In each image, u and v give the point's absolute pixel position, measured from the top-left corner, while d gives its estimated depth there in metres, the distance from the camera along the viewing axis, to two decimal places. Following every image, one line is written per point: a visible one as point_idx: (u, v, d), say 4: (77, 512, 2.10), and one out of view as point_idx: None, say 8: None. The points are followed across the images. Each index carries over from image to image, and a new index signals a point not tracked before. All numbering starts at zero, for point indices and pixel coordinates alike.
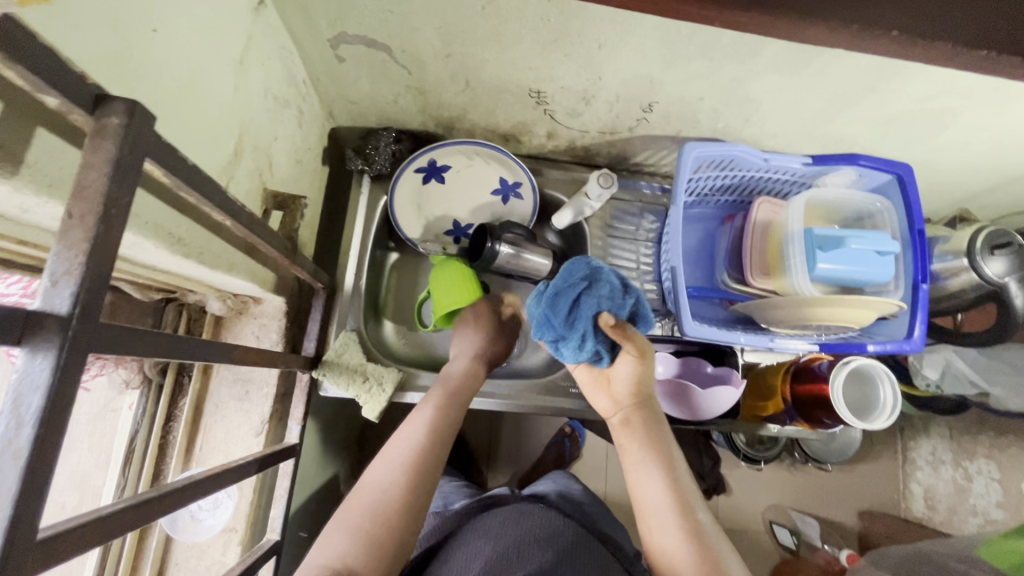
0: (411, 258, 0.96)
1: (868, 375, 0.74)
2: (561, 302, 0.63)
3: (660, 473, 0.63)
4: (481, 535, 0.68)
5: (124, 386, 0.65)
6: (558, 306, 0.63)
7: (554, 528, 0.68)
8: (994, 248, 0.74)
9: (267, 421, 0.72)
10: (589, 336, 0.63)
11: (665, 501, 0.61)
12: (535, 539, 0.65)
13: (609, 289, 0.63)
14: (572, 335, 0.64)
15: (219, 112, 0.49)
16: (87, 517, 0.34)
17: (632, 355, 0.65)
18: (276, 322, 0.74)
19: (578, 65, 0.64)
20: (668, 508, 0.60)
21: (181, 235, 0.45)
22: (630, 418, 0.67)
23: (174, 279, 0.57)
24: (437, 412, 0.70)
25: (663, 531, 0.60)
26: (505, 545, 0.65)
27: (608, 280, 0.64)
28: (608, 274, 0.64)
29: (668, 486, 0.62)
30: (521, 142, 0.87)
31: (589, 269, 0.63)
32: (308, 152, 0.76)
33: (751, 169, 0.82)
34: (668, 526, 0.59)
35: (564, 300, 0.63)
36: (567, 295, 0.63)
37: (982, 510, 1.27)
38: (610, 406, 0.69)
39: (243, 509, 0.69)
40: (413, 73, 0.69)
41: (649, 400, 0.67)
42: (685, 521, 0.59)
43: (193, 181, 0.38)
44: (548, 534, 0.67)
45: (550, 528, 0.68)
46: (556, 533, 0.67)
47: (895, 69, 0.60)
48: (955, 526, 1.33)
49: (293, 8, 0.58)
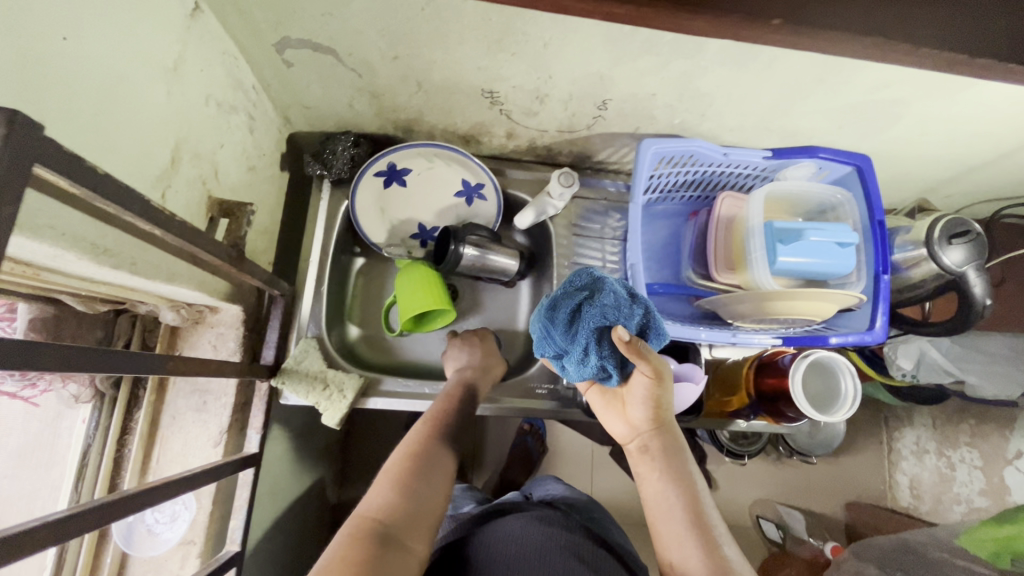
0: (378, 262, 0.95)
1: (830, 368, 0.74)
2: (562, 316, 0.62)
3: (681, 500, 0.61)
4: (498, 544, 0.65)
5: (75, 401, 0.64)
6: (558, 320, 0.63)
7: (573, 537, 0.66)
8: (951, 238, 0.74)
9: (225, 431, 0.71)
10: (591, 351, 0.60)
11: (688, 529, 0.59)
12: (558, 548, 0.63)
13: (613, 299, 0.60)
14: (574, 349, 0.62)
15: (150, 119, 0.48)
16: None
17: (647, 374, 0.62)
18: (233, 331, 0.73)
19: (527, 64, 0.64)
20: (690, 532, 0.58)
21: (107, 245, 0.44)
22: (649, 444, 0.66)
23: (117, 290, 0.56)
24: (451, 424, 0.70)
25: (684, 556, 0.57)
26: (526, 556, 0.62)
27: (612, 289, 0.61)
28: (611, 283, 0.62)
29: (689, 513, 0.60)
30: (482, 143, 0.86)
31: (590, 279, 0.62)
32: (263, 158, 0.76)
33: (712, 164, 0.81)
34: (689, 550, 0.57)
35: (565, 312, 0.62)
36: (569, 306, 0.62)
37: (966, 498, 1.27)
38: (628, 432, 0.69)
39: (201, 521, 0.68)
40: (363, 76, 0.68)
41: (669, 428, 0.66)
42: (709, 550, 0.57)
43: (105, 191, 0.37)
44: (569, 543, 0.64)
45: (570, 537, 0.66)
46: (576, 543, 0.65)
47: (841, 61, 0.60)
48: (941, 515, 1.32)
49: (232, 13, 0.57)
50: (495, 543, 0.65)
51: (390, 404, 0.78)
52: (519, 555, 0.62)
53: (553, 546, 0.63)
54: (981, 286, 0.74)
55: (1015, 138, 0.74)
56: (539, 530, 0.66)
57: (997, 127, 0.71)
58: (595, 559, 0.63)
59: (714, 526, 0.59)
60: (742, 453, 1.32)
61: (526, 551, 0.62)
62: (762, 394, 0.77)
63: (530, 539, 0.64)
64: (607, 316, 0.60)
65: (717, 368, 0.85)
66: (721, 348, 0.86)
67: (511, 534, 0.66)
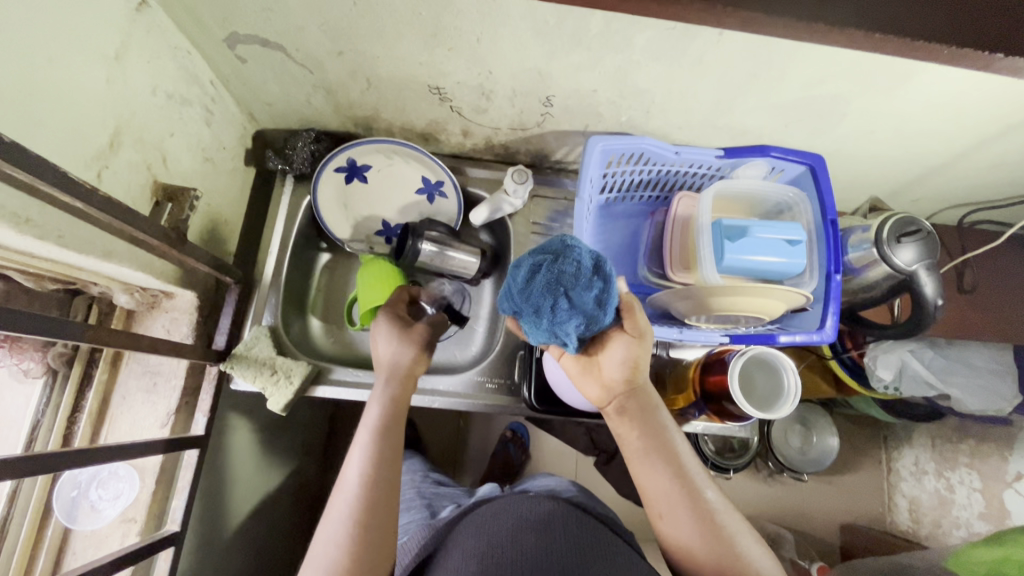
0: (343, 258, 0.96)
1: (772, 365, 0.74)
2: (521, 273, 0.53)
3: (670, 478, 0.59)
4: (468, 538, 0.61)
5: (25, 375, 0.66)
6: (517, 275, 0.54)
7: (549, 514, 0.61)
8: (901, 237, 0.73)
9: (173, 413, 0.74)
10: (544, 316, 0.53)
11: (681, 503, 0.58)
12: (529, 533, 0.58)
13: (576, 267, 0.51)
14: (527, 311, 0.54)
15: (85, 103, 0.51)
16: None
17: (630, 338, 0.59)
18: (186, 316, 0.75)
19: (465, 59, 0.66)
20: (685, 510, 0.58)
21: (33, 217, 0.47)
22: (625, 406, 0.62)
23: (62, 267, 0.59)
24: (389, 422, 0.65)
25: (685, 533, 0.58)
26: (494, 546, 0.57)
27: (577, 258, 0.51)
28: (580, 250, 0.52)
29: (683, 493, 0.59)
30: (441, 141, 0.88)
31: (559, 242, 0.52)
32: (223, 151, 0.79)
33: (665, 163, 0.81)
34: (688, 527, 0.58)
35: (524, 269, 0.53)
36: (528, 266, 0.53)
37: (965, 523, 1.17)
38: (603, 394, 0.64)
39: (144, 500, 0.71)
40: (314, 73, 0.71)
41: (642, 388, 0.62)
42: (706, 522, 0.58)
43: (13, 157, 0.39)
44: (544, 523, 0.60)
45: (546, 515, 0.61)
46: (553, 519, 0.60)
47: (770, 56, 0.60)
48: (937, 539, 1.21)
49: (180, 9, 0.60)
50: (466, 539, 0.61)
51: (339, 393, 0.78)
52: (487, 545, 0.58)
53: (523, 530, 0.59)
54: (932, 286, 0.73)
55: (967, 137, 0.73)
56: (510, 517, 0.62)
57: (944, 125, 0.71)
58: (575, 537, 0.58)
59: (708, 500, 0.59)
60: (728, 468, 1.17)
61: (491, 542, 0.58)
62: (709, 394, 0.75)
63: (499, 528, 0.60)
64: (579, 277, 0.51)
65: (673, 368, 0.86)
66: (678, 348, 0.86)
67: (481, 528, 0.62)
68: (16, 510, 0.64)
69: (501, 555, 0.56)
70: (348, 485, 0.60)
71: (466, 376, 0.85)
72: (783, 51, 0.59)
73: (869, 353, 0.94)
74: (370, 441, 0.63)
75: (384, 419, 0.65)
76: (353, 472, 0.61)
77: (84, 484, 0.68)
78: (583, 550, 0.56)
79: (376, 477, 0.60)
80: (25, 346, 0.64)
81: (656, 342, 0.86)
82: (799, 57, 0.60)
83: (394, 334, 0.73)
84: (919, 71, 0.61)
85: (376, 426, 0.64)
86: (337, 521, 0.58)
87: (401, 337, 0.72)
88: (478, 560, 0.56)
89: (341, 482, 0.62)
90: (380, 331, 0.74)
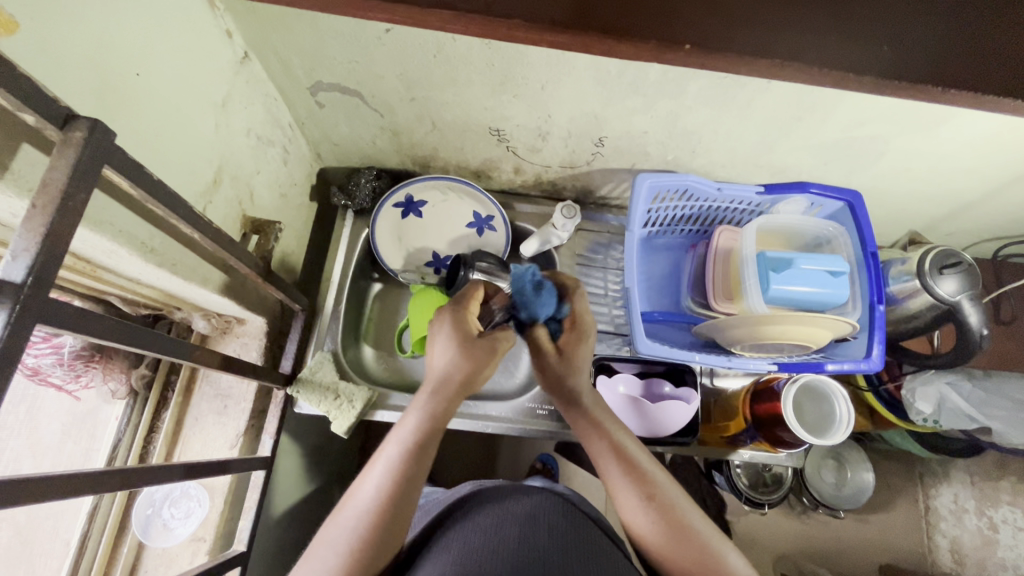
0: (395, 288, 0.97)
1: (826, 394, 0.79)
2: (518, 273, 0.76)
3: (617, 470, 0.59)
4: (449, 531, 0.57)
5: (112, 396, 0.74)
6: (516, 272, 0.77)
7: (534, 510, 0.58)
8: (943, 269, 0.75)
9: (241, 435, 0.77)
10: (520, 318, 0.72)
11: (629, 491, 0.58)
12: (513, 526, 0.55)
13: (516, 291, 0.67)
14: None
15: (195, 145, 0.58)
16: (27, 475, 0.39)
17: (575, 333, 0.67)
18: (256, 341, 0.80)
19: (527, 105, 0.71)
20: (635, 498, 0.57)
21: (154, 246, 0.52)
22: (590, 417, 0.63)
23: (159, 295, 0.64)
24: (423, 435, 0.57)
25: (638, 521, 0.57)
26: (474, 538, 0.53)
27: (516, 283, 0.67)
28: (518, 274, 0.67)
29: (633, 484, 0.58)
30: (493, 178, 0.94)
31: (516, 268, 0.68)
32: (294, 188, 0.85)
33: (707, 199, 0.85)
34: (640, 513, 0.57)
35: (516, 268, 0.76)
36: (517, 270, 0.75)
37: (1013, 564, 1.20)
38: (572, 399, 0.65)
39: (213, 520, 0.74)
40: (385, 116, 0.77)
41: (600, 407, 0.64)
42: (659, 513, 0.56)
43: (158, 194, 0.44)
44: (529, 518, 0.56)
45: (530, 513, 0.57)
46: (538, 514, 0.57)
47: (814, 99, 0.65)
48: None
49: (275, 62, 0.67)
50: (448, 531, 0.57)
51: (397, 417, 0.80)
52: (466, 536, 0.54)
53: (507, 524, 0.55)
54: (976, 316, 0.75)
55: (1004, 174, 0.76)
56: (493, 511, 0.58)
57: (980, 163, 0.74)
58: (561, 536, 0.54)
59: (662, 490, 0.57)
60: (765, 503, 1.07)
61: (476, 532, 0.54)
62: (761, 420, 0.79)
63: (480, 521, 0.56)
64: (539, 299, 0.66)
65: (718, 398, 0.89)
66: (722, 378, 0.89)
67: (462, 519, 0.58)
68: (94, 529, 0.71)
69: (482, 548, 0.52)
70: (363, 497, 0.53)
71: (518, 403, 0.87)
72: (830, 97, 0.64)
73: (906, 385, 0.92)
74: (400, 452, 0.55)
75: (423, 431, 0.57)
76: (369, 485, 0.54)
77: (158, 502, 0.73)
78: (565, 550, 0.52)
79: (398, 495, 0.53)
80: (112, 369, 0.71)
81: (702, 371, 0.90)
82: (842, 101, 0.65)
83: (462, 343, 0.61)
84: (956, 113, 0.65)
85: (411, 440, 0.56)
86: (342, 531, 0.51)
87: (462, 350, 0.61)
88: (456, 552, 0.52)
89: (350, 496, 0.54)
90: (439, 339, 0.63)
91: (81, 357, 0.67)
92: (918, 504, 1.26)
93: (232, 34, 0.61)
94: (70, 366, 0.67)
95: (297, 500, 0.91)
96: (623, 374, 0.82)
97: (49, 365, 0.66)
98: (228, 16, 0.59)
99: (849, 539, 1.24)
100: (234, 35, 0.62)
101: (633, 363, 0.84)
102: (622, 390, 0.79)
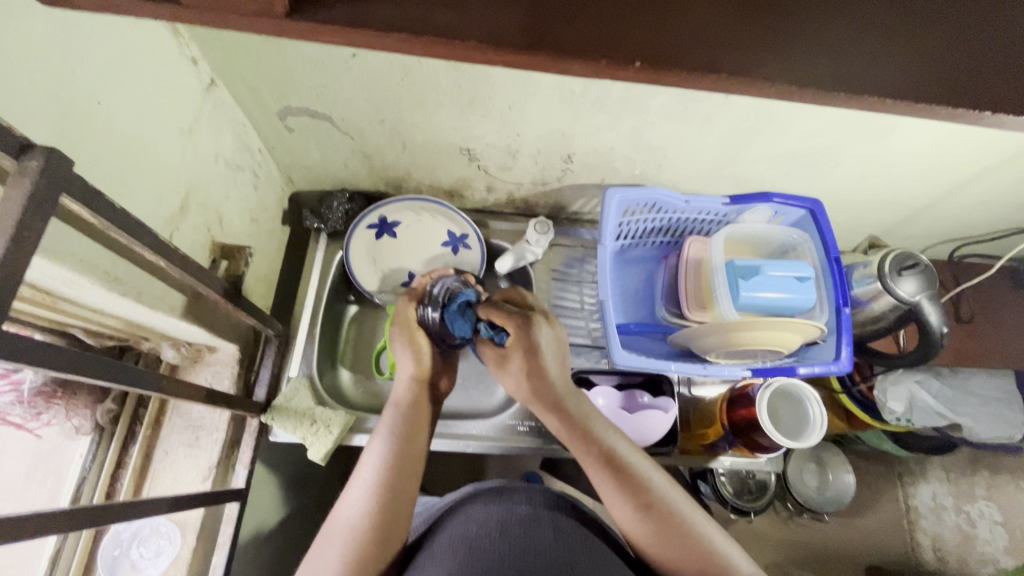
0: (371, 310, 0.96)
1: (797, 397, 0.81)
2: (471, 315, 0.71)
3: (602, 474, 0.58)
4: (452, 530, 0.55)
5: (76, 433, 0.72)
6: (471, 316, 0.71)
7: (537, 510, 0.57)
8: (902, 270, 0.78)
9: (214, 466, 0.76)
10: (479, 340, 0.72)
11: (621, 499, 0.57)
12: (517, 527, 0.53)
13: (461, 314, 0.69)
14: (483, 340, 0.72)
15: (161, 172, 0.57)
16: None
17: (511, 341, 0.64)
18: (228, 369, 0.79)
19: (496, 124, 0.73)
20: (628, 506, 0.57)
21: (118, 274, 0.51)
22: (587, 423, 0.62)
23: (127, 325, 0.63)
24: (409, 433, 0.59)
25: (647, 538, 0.56)
26: (480, 538, 0.52)
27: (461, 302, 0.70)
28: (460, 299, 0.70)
29: (635, 490, 0.57)
30: (466, 197, 0.95)
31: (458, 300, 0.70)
32: (264, 213, 0.84)
33: (676, 211, 0.87)
34: (647, 531, 0.56)
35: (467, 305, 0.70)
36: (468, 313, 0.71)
37: (991, 557, 1.21)
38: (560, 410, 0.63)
39: (184, 556, 0.72)
40: (355, 139, 0.77)
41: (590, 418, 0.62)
42: (652, 515, 0.56)
43: (121, 223, 0.43)
44: (533, 519, 0.55)
45: (532, 511, 0.56)
46: (541, 514, 0.56)
47: (770, 113, 0.68)
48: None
49: (243, 87, 0.67)
50: (452, 529, 0.55)
51: None
52: (473, 537, 0.52)
53: (511, 524, 0.54)
54: (935, 315, 0.77)
55: (951, 178, 0.80)
56: (496, 510, 0.56)
57: (929, 170, 0.78)
58: (567, 536, 0.54)
59: (668, 502, 0.57)
60: (749, 511, 1.06)
61: (479, 529, 0.54)
62: (737, 426, 0.81)
63: (484, 520, 0.55)
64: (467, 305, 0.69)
65: (696, 406, 0.90)
66: (700, 387, 0.91)
67: (463, 518, 0.56)
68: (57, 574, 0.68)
69: (489, 549, 0.50)
70: (356, 494, 0.54)
71: (498, 421, 0.86)
72: (785, 110, 0.66)
73: (878, 387, 0.94)
74: (387, 445, 0.57)
75: (402, 424, 0.60)
76: (361, 483, 0.55)
77: (126, 542, 0.70)
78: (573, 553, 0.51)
79: (392, 486, 0.54)
80: (77, 405, 0.69)
81: (679, 381, 0.91)
82: (797, 114, 0.67)
83: (401, 338, 0.69)
84: (904, 122, 0.68)
85: (395, 435, 0.58)
86: (341, 526, 0.52)
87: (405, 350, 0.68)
88: (463, 556, 0.50)
89: (341, 502, 0.55)
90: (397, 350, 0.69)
91: (42, 394, 0.65)
92: (899, 503, 1.28)
93: (198, 61, 0.61)
94: (30, 404, 0.64)
95: (275, 532, 0.88)
96: (602, 387, 0.82)
97: (8, 404, 0.63)
98: (193, 44, 0.59)
99: (834, 541, 1.25)
100: (201, 61, 0.62)
101: (611, 375, 0.85)
102: (601, 403, 0.79)
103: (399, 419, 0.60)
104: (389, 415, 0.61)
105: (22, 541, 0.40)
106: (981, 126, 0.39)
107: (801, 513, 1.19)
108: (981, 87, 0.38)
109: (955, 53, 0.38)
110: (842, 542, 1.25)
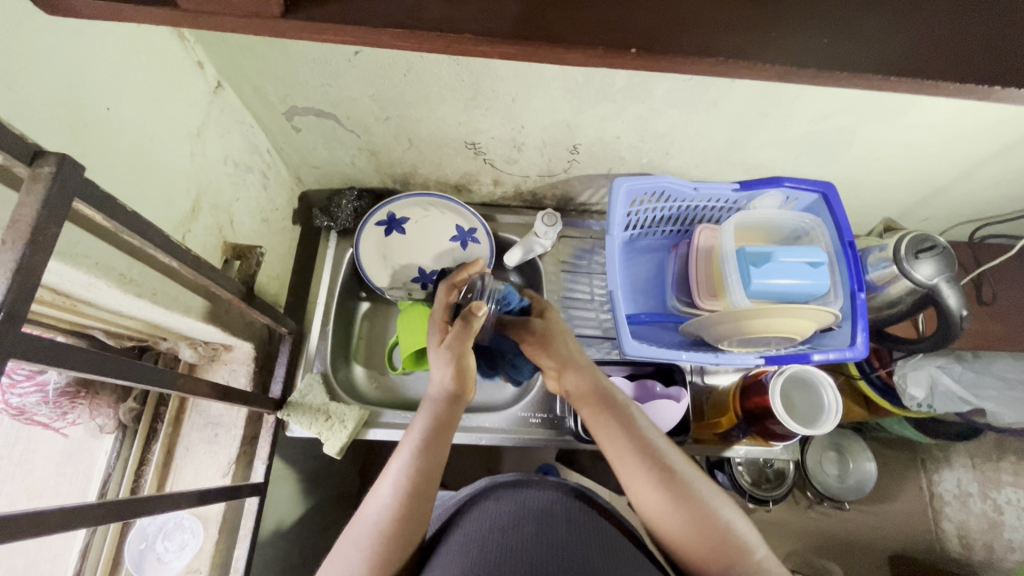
0: (383, 305, 0.97)
1: (813, 385, 0.80)
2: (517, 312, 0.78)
3: (624, 446, 0.60)
4: (466, 526, 0.56)
5: (100, 431, 0.74)
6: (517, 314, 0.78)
7: (551, 505, 0.57)
8: (919, 252, 0.76)
9: (233, 462, 0.78)
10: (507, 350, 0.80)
11: (639, 470, 0.58)
12: (529, 523, 0.54)
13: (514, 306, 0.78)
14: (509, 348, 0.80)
15: (171, 176, 0.59)
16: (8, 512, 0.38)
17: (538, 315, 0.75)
18: (244, 367, 0.81)
19: (500, 117, 0.73)
20: (644, 475, 0.57)
21: (133, 276, 0.53)
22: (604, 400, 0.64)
23: (146, 326, 0.65)
24: (435, 435, 0.60)
25: (662, 512, 0.56)
26: (492, 535, 0.52)
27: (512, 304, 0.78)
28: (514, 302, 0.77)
29: (647, 463, 0.58)
30: (473, 191, 0.95)
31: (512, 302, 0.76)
32: (275, 212, 0.85)
33: (685, 199, 0.86)
34: (662, 502, 0.56)
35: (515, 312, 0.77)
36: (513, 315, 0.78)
37: (1021, 544, 1.18)
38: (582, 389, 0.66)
39: (207, 549, 0.75)
40: (361, 136, 0.78)
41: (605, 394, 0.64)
42: (668, 485, 0.56)
43: (133, 226, 0.44)
44: (545, 513, 0.55)
45: (546, 504, 0.57)
46: (555, 508, 0.56)
47: (778, 95, 0.66)
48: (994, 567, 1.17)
49: (248, 89, 0.68)
50: (465, 526, 0.56)
51: (390, 435, 0.79)
52: (485, 534, 0.53)
53: (523, 519, 0.54)
54: (955, 298, 0.76)
55: (969, 157, 0.78)
56: (509, 507, 0.57)
57: (946, 148, 0.76)
58: (578, 529, 0.54)
59: (683, 476, 0.57)
60: (767, 500, 1.05)
61: (493, 527, 0.54)
62: (750, 414, 0.80)
63: (497, 515, 0.55)
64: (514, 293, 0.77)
65: (710, 395, 0.90)
66: (713, 374, 0.90)
67: (478, 514, 0.57)
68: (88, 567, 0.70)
69: (500, 546, 0.51)
70: (381, 495, 0.55)
71: (510, 413, 0.87)
72: (793, 92, 0.65)
73: (897, 371, 0.91)
74: (415, 447, 0.58)
75: (429, 429, 0.60)
76: (387, 483, 0.55)
77: (151, 536, 0.73)
78: (583, 544, 0.52)
79: (419, 487, 0.55)
80: (100, 405, 0.71)
81: (692, 370, 0.91)
82: (805, 95, 0.66)
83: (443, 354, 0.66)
84: (918, 100, 0.66)
85: (422, 437, 0.59)
86: (365, 526, 0.53)
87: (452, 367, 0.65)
88: (475, 553, 0.50)
89: (365, 505, 0.55)
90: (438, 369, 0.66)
91: (66, 394, 0.66)
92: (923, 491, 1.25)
93: (204, 65, 0.62)
94: (56, 404, 0.66)
95: (294, 527, 0.90)
96: (614, 378, 0.83)
97: (34, 404, 0.64)
98: (199, 47, 0.60)
99: (855, 530, 1.23)
100: (206, 65, 0.63)
101: (622, 366, 0.84)
102: None
103: (427, 423, 0.61)
104: (421, 419, 0.62)
105: (50, 535, 0.42)
106: (992, 101, 0.38)
107: (821, 502, 1.18)
108: (991, 62, 0.37)
109: (962, 24, 0.37)
110: (864, 531, 1.23)
